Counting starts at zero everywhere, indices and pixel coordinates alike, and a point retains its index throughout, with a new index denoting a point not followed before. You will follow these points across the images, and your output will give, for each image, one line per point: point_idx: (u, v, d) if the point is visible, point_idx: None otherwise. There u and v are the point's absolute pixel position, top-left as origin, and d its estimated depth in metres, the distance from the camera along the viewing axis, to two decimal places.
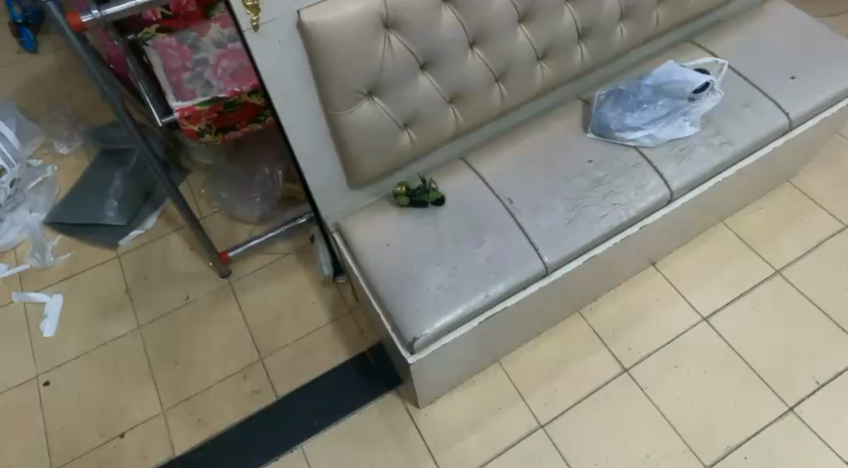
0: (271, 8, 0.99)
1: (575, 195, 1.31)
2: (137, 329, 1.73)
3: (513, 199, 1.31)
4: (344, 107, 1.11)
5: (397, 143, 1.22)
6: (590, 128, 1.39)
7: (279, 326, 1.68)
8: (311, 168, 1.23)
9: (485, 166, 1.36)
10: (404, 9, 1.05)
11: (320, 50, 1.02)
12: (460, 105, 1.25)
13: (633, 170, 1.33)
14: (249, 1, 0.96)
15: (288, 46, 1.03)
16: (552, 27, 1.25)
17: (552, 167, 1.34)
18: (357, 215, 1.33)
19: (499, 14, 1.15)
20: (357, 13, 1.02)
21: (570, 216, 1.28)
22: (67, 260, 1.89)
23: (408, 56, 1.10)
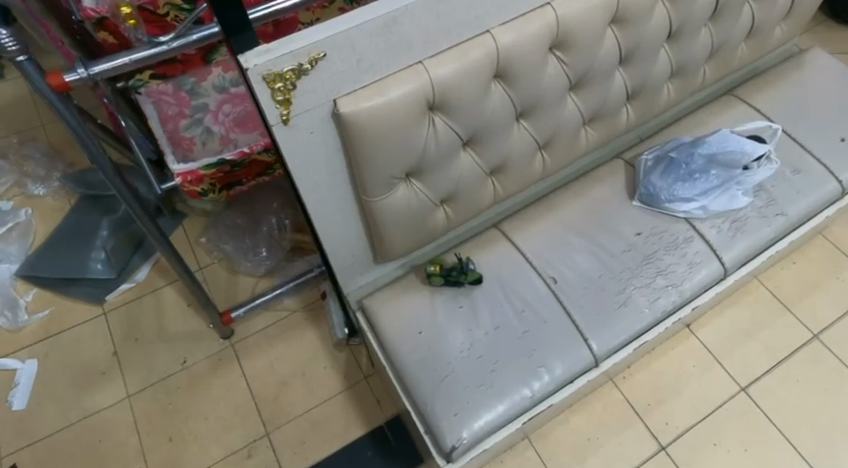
0: (303, 97, 0.82)
1: (624, 273, 1.18)
2: (126, 399, 1.56)
3: (558, 278, 1.17)
4: (380, 194, 0.98)
5: (431, 221, 1.09)
6: (636, 196, 1.26)
7: (288, 395, 1.51)
8: (336, 247, 1.08)
9: (525, 236, 1.21)
10: (453, 91, 0.90)
11: (358, 139, 0.87)
12: (500, 176, 1.12)
13: (683, 245, 1.22)
14: (279, 94, 0.80)
15: (321, 135, 0.88)
16: (603, 93, 1.12)
17: (598, 240, 1.21)
18: (382, 292, 1.17)
19: (551, 88, 1.01)
20: (402, 100, 0.86)
21: (619, 299, 1.16)
22: (43, 318, 1.70)
23: (453, 137, 0.96)
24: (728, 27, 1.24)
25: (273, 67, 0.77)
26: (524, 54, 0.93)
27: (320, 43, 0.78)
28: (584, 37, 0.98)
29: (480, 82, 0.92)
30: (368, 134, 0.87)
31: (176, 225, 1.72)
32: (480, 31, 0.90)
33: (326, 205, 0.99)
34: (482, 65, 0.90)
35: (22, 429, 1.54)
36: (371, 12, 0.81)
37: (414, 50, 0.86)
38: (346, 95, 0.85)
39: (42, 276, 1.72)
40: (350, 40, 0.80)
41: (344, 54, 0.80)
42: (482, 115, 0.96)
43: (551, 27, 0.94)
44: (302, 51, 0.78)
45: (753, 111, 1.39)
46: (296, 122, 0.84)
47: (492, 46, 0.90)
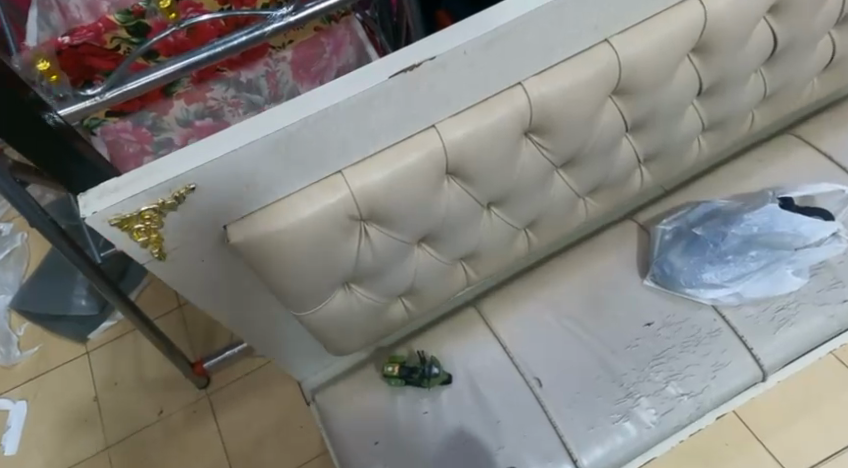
0: (178, 230, 0.63)
1: (627, 376, 0.98)
2: (105, 449, 1.48)
3: (542, 380, 0.99)
4: (308, 308, 0.78)
5: (387, 319, 0.90)
6: (649, 275, 1.05)
7: (261, 455, 1.41)
8: (275, 348, 0.93)
9: (511, 323, 1.03)
10: (386, 202, 0.68)
11: (262, 266, 0.68)
12: (472, 261, 0.91)
13: (705, 340, 1.00)
14: (140, 235, 0.61)
15: (217, 260, 0.69)
16: (604, 169, 0.89)
17: (596, 333, 1.01)
18: (340, 383, 1.02)
19: (526, 176, 0.79)
20: (311, 221, 0.66)
21: (618, 410, 0.96)
22: (33, 355, 1.62)
23: (396, 246, 0.75)
24: (786, 70, 0.95)
25: (120, 211, 0.58)
26: (485, 149, 0.70)
27: (183, 176, 0.57)
28: (572, 121, 0.74)
29: (425, 187, 0.70)
30: (274, 259, 0.68)
31: None
32: (421, 125, 0.67)
33: (246, 317, 0.82)
34: (425, 168, 0.68)
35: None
36: (256, 126, 0.59)
37: (327, 161, 0.64)
38: (240, 220, 0.65)
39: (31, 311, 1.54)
40: (228, 164, 0.59)
41: (223, 179, 0.60)
42: (430, 218, 0.74)
43: (523, 113, 0.71)
44: (163, 187, 0.58)
45: (815, 158, 1.12)
46: (177, 256, 0.66)
47: (437, 147, 0.68)
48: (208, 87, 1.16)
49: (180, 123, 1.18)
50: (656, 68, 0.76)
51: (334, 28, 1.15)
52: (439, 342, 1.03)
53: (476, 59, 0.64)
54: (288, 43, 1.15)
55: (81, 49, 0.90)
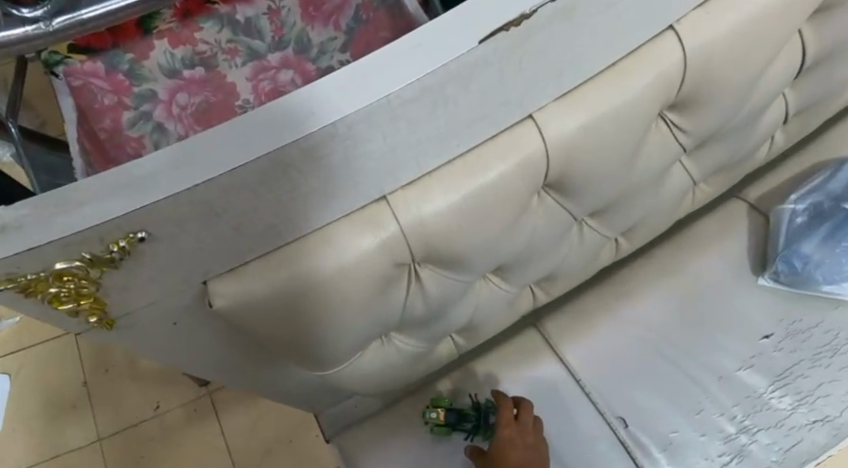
0: (132, 281, 0.41)
1: (740, 406, 0.84)
2: (97, 442, 1.29)
3: (630, 415, 0.83)
4: (334, 367, 0.56)
5: (431, 358, 0.68)
6: (768, 272, 0.87)
7: (270, 467, 1.22)
8: (281, 389, 0.71)
9: (583, 344, 0.85)
10: (445, 242, 0.44)
11: (270, 331, 0.46)
12: (547, 283, 0.69)
13: (840, 352, 0.86)
14: (61, 295, 0.40)
15: (194, 321, 0.48)
16: (730, 148, 0.69)
17: (702, 350, 0.85)
18: (360, 428, 0.82)
19: (641, 177, 0.57)
20: (348, 278, 0.43)
21: (732, 446, 0.83)
22: (12, 326, 1.38)
23: (456, 288, 0.52)
24: None
25: (13, 270, 0.36)
26: (605, 144, 0.46)
27: (119, 220, 0.34)
28: (732, 84, 0.51)
29: (511, 208, 0.46)
30: (294, 322, 0.46)
31: None
32: (515, 116, 0.43)
33: (251, 365, 0.61)
34: (513, 184, 0.44)
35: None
36: (248, 138, 0.34)
37: (366, 183, 0.40)
38: (232, 274, 0.42)
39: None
40: (199, 201, 0.35)
41: (191, 222, 0.36)
42: (511, 247, 0.51)
43: (669, 77, 0.46)
44: (88, 238, 0.35)
45: None
46: (132, 321, 0.46)
47: (536, 148, 0.44)
48: None
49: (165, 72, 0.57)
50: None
51: None
52: (497, 369, 0.84)
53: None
54: None
55: None
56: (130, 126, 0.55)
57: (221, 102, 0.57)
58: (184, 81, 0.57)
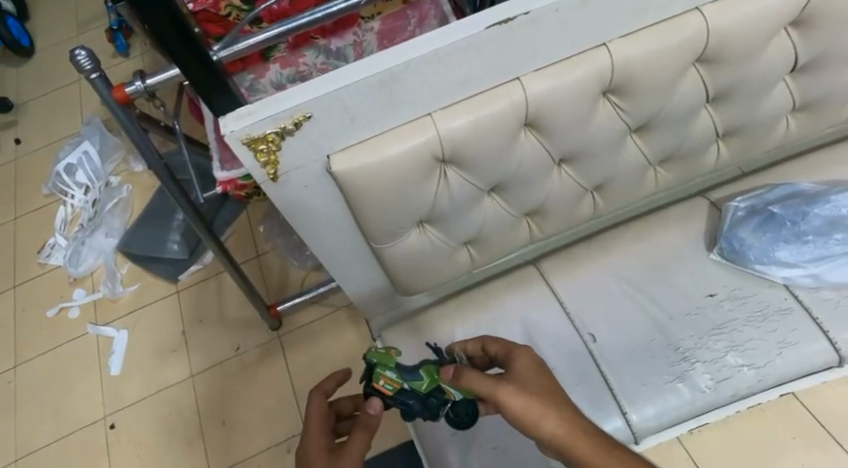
0: (291, 158, 0.73)
1: (683, 342, 1.04)
2: (190, 378, 1.62)
3: (596, 337, 1.05)
4: (386, 242, 0.88)
5: (454, 262, 0.99)
6: (716, 249, 1.08)
7: (325, 396, 1.54)
8: (354, 281, 1.03)
9: (567, 285, 1.09)
10: (467, 146, 0.75)
11: (354, 198, 0.77)
12: (538, 217, 0.97)
13: (775, 317, 1.04)
14: (264, 157, 0.70)
15: (317, 187, 0.79)
16: (677, 136, 0.91)
17: (658, 300, 1.07)
18: (398, 327, 1.11)
19: (600, 135, 0.84)
20: (401, 157, 0.74)
21: (674, 372, 1.02)
22: (134, 291, 1.78)
23: (471, 190, 0.83)
24: None
25: (252, 131, 0.67)
26: (565, 101, 0.77)
27: (300, 106, 0.66)
28: (653, 83, 0.80)
29: (506, 129, 0.76)
30: (361, 191, 0.76)
31: (240, 210, 1.75)
32: (506, 78, 0.74)
33: (341, 248, 0.93)
34: (503, 118, 0.75)
35: (115, 394, 1.65)
36: (364, 67, 0.67)
37: (419, 104, 0.72)
38: (340, 152, 0.74)
39: (132, 253, 1.77)
40: (339, 100, 0.67)
41: (335, 111, 0.68)
42: (507, 167, 0.81)
43: (604, 71, 0.76)
44: (284, 114, 0.67)
45: None
46: (287, 179, 0.76)
47: (518, 98, 0.74)
48: (301, 53, 1.28)
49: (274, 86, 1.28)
50: (752, 38, 0.81)
51: (421, 3, 1.30)
52: (496, 294, 1.10)
53: (568, 18, 0.71)
54: (376, 14, 1.28)
55: (200, 15, 1.03)
56: None
57: None
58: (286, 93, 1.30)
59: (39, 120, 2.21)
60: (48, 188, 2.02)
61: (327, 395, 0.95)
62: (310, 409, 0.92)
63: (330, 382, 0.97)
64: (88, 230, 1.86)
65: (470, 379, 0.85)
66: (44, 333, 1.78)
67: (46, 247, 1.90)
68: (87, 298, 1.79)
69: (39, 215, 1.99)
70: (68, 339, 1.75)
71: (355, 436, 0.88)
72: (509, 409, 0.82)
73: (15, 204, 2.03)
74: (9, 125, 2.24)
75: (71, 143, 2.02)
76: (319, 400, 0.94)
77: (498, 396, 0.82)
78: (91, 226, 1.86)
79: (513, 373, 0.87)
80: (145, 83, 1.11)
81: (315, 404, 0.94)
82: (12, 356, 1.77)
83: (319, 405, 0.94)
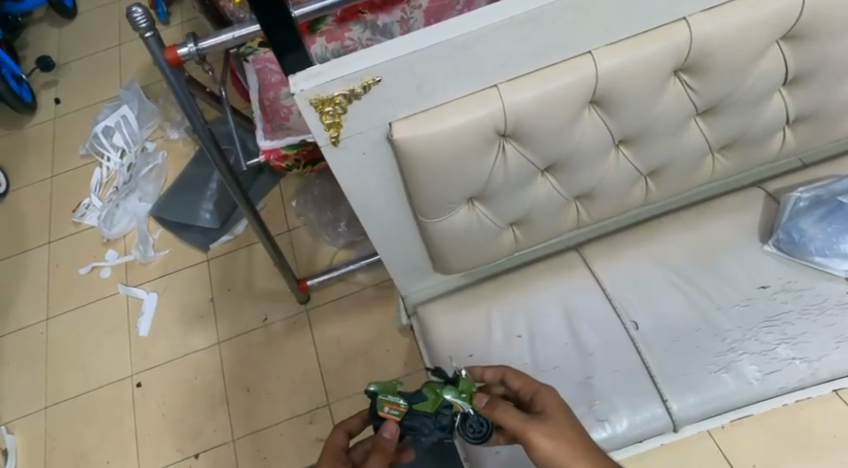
0: (354, 122, 0.73)
1: (730, 332, 1.02)
2: (216, 344, 1.64)
3: (639, 324, 1.04)
4: (435, 217, 0.89)
5: (499, 243, 0.98)
6: (770, 241, 1.07)
7: (348, 372, 1.54)
8: (395, 256, 1.04)
9: (609, 270, 1.09)
10: (530, 120, 0.75)
11: (415, 166, 0.77)
12: (588, 202, 0.96)
13: (830, 310, 1.01)
14: (328, 120, 0.71)
15: (375, 156, 0.78)
16: (744, 120, 0.87)
17: (705, 289, 1.05)
18: (437, 305, 1.12)
19: (666, 117, 0.82)
20: (467, 127, 0.74)
21: (719, 362, 1.00)
22: (165, 256, 1.80)
23: (527, 167, 0.82)
24: None
25: (320, 92, 0.67)
26: (637, 77, 0.74)
27: (369, 69, 0.66)
28: (730, 60, 0.76)
29: (573, 105, 0.75)
30: (419, 159, 0.76)
31: (274, 185, 1.77)
32: (576, 52, 0.73)
33: (389, 220, 0.93)
34: (572, 91, 0.74)
35: (143, 354, 1.70)
36: (437, 33, 0.66)
37: (488, 73, 0.72)
38: (402, 120, 0.74)
39: (165, 218, 1.79)
40: (408, 64, 0.67)
41: (402, 75, 0.68)
42: (566, 145, 0.80)
43: (682, 48, 0.74)
44: (354, 76, 0.67)
45: None
46: (348, 144, 0.75)
47: (589, 72, 0.73)
48: (348, 28, 1.37)
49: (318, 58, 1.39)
50: (838, 18, 0.76)
51: None
52: (537, 278, 1.11)
53: None
54: None
55: None
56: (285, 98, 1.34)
57: None
58: None
59: (78, 80, 2.32)
60: (85, 149, 2.10)
61: (348, 430, 1.00)
62: (326, 440, 0.97)
63: (355, 418, 1.01)
64: (123, 193, 1.90)
65: (504, 411, 0.87)
66: (79, 290, 1.86)
67: (81, 207, 1.98)
68: (119, 259, 1.85)
69: (74, 174, 2.09)
70: (101, 296, 1.82)
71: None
72: (541, 449, 0.84)
73: (53, 161, 2.14)
74: (50, 83, 2.36)
75: (110, 107, 2.08)
76: (339, 434, 0.99)
77: (528, 433, 0.85)
78: (125, 189, 1.90)
79: (542, 411, 0.89)
80: (197, 46, 1.10)
81: (336, 439, 0.98)
82: (46, 308, 1.86)
83: (340, 439, 0.99)
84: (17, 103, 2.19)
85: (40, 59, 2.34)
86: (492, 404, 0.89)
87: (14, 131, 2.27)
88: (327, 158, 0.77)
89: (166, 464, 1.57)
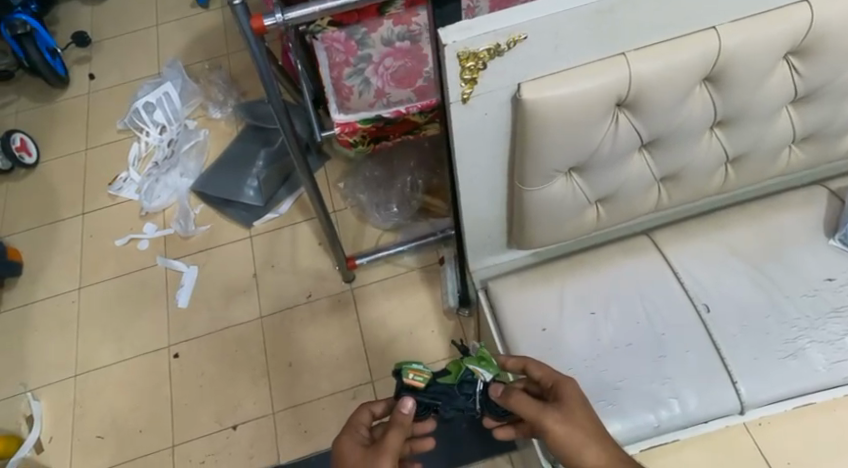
0: (489, 80, 0.82)
1: (799, 321, 1.10)
2: (259, 319, 1.67)
3: (710, 308, 1.12)
4: (537, 186, 0.96)
5: (584, 219, 1.07)
6: (836, 235, 1.15)
7: (394, 350, 1.58)
8: (478, 228, 1.10)
9: (680, 254, 1.18)
10: (649, 91, 0.86)
11: (537, 128, 0.86)
12: (672, 184, 1.06)
13: None
14: (467, 74, 0.80)
15: (495, 116, 0.87)
16: None
17: (774, 280, 1.13)
18: (511, 280, 1.19)
19: (766, 102, 0.94)
20: (594, 90, 0.84)
21: (787, 349, 1.08)
22: (206, 231, 1.83)
23: (634, 137, 0.92)
24: None
25: (469, 46, 0.76)
26: (754, 55, 0.87)
27: (521, 26, 0.76)
28: (838, 45, 0.89)
29: (687, 83, 0.87)
30: (539, 123, 0.85)
31: (320, 166, 1.80)
32: (704, 26, 0.85)
33: (490, 189, 1.02)
34: (697, 63, 0.85)
35: (181, 325, 1.71)
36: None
37: (621, 41, 0.83)
38: (531, 81, 0.83)
39: (208, 192, 1.83)
40: (555, 25, 0.77)
41: (546, 35, 0.78)
42: (673, 120, 0.92)
43: (801, 30, 0.86)
44: (503, 32, 0.76)
45: None
46: (475, 103, 0.84)
47: (714, 45, 0.85)
48: (416, 12, 1.24)
49: (383, 42, 1.28)
50: None
51: None
52: (610, 257, 1.19)
53: None
54: None
55: None
56: (348, 79, 1.34)
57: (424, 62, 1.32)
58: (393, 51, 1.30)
59: (115, 57, 2.30)
60: (123, 124, 2.10)
61: (374, 412, 0.99)
62: (351, 416, 0.97)
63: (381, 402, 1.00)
64: (165, 168, 1.92)
65: (517, 400, 0.91)
66: (112, 261, 1.84)
67: (118, 179, 1.97)
68: (158, 233, 1.86)
69: (110, 148, 2.07)
70: (138, 268, 1.82)
71: (385, 438, 0.90)
72: (554, 433, 0.89)
73: (87, 134, 2.11)
74: (83, 60, 2.32)
75: (151, 84, 2.09)
76: (364, 413, 0.98)
77: (542, 420, 0.89)
78: (167, 164, 1.92)
79: (559, 400, 0.93)
80: (290, 16, 1.05)
81: (361, 417, 0.98)
82: (78, 278, 1.83)
83: (365, 418, 0.98)
84: (50, 75, 2.15)
85: (76, 35, 2.29)
86: (507, 392, 0.93)
87: (45, 103, 2.22)
88: (455, 113, 0.85)
89: (203, 435, 1.56)
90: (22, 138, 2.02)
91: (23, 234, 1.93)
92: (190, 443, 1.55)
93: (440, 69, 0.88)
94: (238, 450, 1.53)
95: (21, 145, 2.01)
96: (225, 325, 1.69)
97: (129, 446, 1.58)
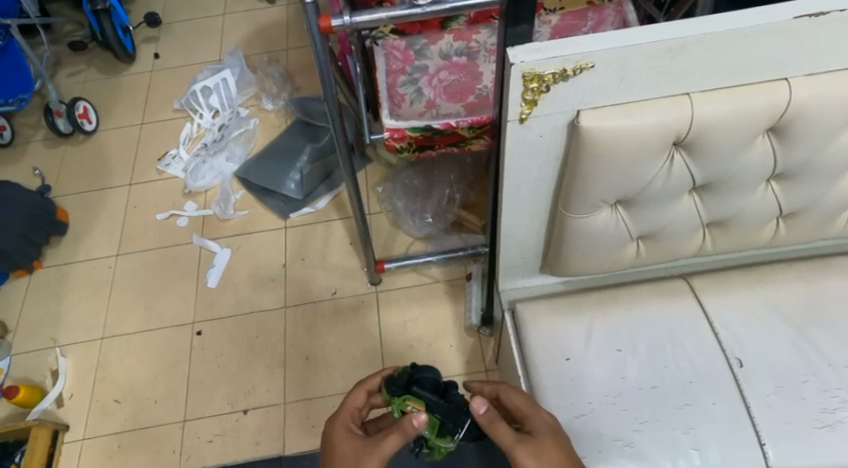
0: (550, 104, 0.91)
1: (839, 391, 1.09)
2: (283, 308, 1.71)
3: (743, 362, 1.12)
4: (582, 213, 1.04)
5: (623, 252, 1.14)
6: None
7: (410, 358, 1.59)
8: (517, 245, 1.17)
9: (717, 303, 1.18)
10: (707, 136, 0.94)
11: (592, 154, 0.94)
12: (717, 230, 1.14)
13: None
14: (528, 96, 0.89)
15: (549, 139, 0.96)
16: None
17: (815, 345, 1.13)
18: (540, 304, 1.20)
19: (835, 155, 1.00)
20: (653, 127, 0.92)
21: (824, 419, 1.07)
22: (244, 217, 1.87)
23: (686, 178, 1.00)
24: None
25: (535, 68, 0.86)
26: (823, 111, 0.94)
27: (589, 54, 0.85)
28: None
29: (745, 133, 0.94)
30: (593, 150, 0.93)
31: (362, 168, 1.84)
32: (776, 77, 0.92)
33: (537, 205, 1.09)
34: (764, 111, 0.92)
35: (207, 304, 1.74)
36: (654, 37, 0.85)
37: (688, 82, 0.91)
38: (591, 110, 0.92)
39: (251, 179, 1.89)
40: (623, 57, 0.86)
41: (611, 69, 0.87)
42: (731, 166, 0.99)
43: None
44: (571, 59, 0.86)
45: None
46: (531, 123, 0.93)
47: (784, 96, 0.92)
48: (477, 30, 1.30)
49: (440, 55, 1.33)
50: None
51: (604, 7, 1.23)
52: (644, 296, 1.20)
53: None
54: (558, 7, 1.23)
55: None
56: (402, 85, 1.35)
57: (478, 80, 1.33)
58: (450, 65, 1.33)
59: (181, 41, 2.37)
60: (179, 104, 2.16)
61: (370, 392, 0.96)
62: (346, 399, 0.95)
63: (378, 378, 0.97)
64: (213, 151, 1.97)
65: (495, 428, 0.86)
66: (151, 233, 1.90)
67: (167, 156, 2.03)
68: (197, 212, 1.91)
69: (164, 125, 2.13)
70: (174, 243, 1.86)
71: (382, 442, 0.85)
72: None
73: (144, 110, 2.18)
74: (150, 39, 2.40)
75: (210, 70, 2.16)
76: (359, 394, 0.96)
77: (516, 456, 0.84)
78: (215, 148, 1.98)
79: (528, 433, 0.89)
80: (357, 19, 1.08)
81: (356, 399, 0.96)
82: (117, 245, 1.89)
83: (359, 400, 0.97)
84: (119, 49, 2.22)
85: (148, 15, 2.36)
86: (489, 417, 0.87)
87: (110, 76, 2.30)
88: (516, 128, 0.94)
89: (214, 414, 1.59)
90: (84, 106, 2.10)
91: (72, 197, 2.00)
92: (199, 420, 1.58)
93: (502, 87, 0.96)
94: (245, 434, 1.55)
95: (83, 113, 2.08)
96: (250, 310, 1.72)
97: (142, 415, 1.61)
